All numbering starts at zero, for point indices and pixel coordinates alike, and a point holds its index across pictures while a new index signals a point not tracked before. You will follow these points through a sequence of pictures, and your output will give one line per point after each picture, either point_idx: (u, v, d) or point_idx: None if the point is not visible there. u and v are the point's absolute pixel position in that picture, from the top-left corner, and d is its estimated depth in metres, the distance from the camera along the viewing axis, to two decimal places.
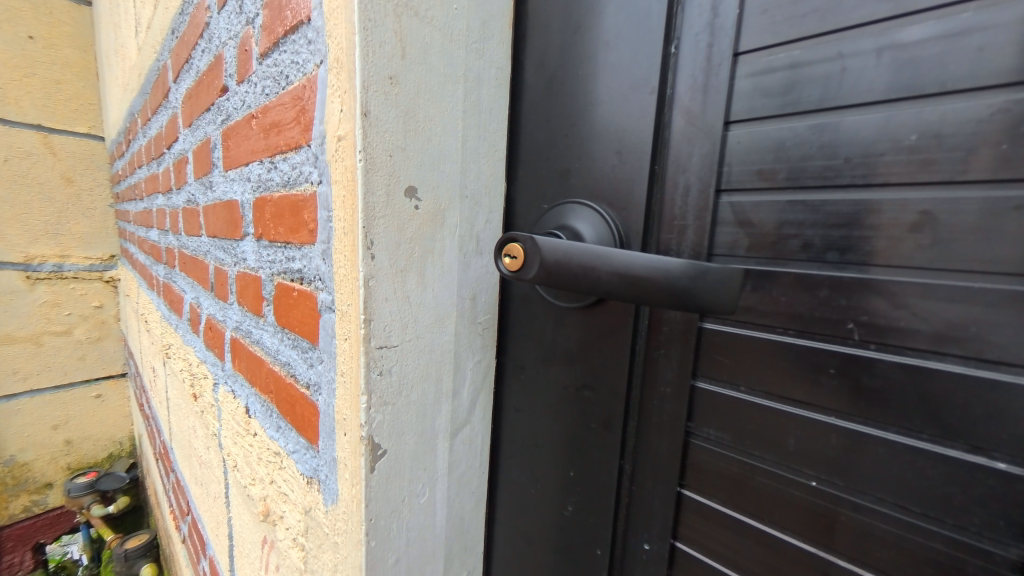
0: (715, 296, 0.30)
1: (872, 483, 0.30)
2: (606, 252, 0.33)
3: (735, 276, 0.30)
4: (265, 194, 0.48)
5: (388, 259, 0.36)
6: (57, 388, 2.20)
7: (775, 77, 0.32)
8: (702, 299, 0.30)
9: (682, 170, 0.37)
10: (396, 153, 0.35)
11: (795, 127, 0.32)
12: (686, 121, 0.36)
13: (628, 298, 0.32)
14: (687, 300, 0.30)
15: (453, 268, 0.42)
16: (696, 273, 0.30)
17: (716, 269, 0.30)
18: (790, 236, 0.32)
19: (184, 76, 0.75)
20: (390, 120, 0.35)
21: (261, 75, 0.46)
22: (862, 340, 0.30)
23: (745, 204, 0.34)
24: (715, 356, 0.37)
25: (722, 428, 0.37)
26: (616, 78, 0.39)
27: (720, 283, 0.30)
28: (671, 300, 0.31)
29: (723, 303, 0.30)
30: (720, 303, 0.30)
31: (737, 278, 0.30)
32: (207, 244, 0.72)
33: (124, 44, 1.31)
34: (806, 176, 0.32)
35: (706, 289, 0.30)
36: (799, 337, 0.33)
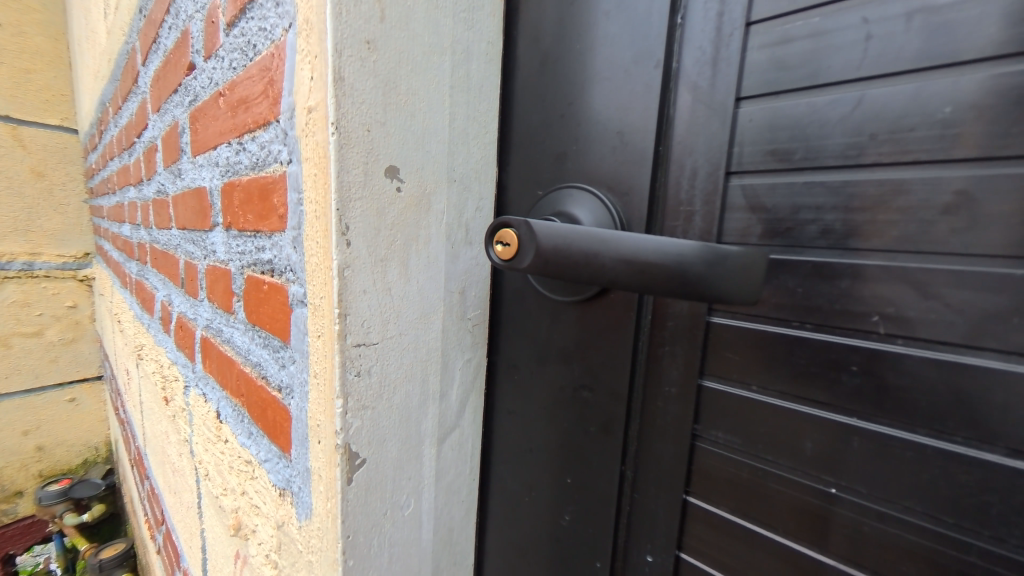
0: (735, 284, 0.27)
1: (897, 490, 0.28)
2: (610, 237, 0.29)
3: (757, 261, 0.27)
4: (233, 178, 0.44)
5: (366, 245, 0.33)
6: (28, 393, 2.08)
7: (791, 48, 0.29)
8: (720, 287, 0.27)
9: (689, 150, 0.34)
10: (375, 129, 0.32)
11: (814, 102, 0.29)
12: (694, 98, 0.34)
13: (634, 287, 0.29)
14: (702, 288, 0.27)
15: (439, 259, 0.38)
16: (712, 258, 0.27)
17: (735, 254, 0.26)
18: (807, 222, 0.30)
19: (152, 58, 0.70)
20: (368, 91, 0.31)
21: (229, 47, 0.42)
22: (888, 334, 0.27)
23: (758, 188, 0.31)
24: (724, 354, 0.34)
25: (731, 431, 0.34)
26: (615, 53, 0.36)
27: (740, 269, 0.27)
28: (683, 290, 0.28)
29: (743, 293, 0.27)
30: (739, 293, 0.27)
31: (757, 264, 0.26)
32: (177, 237, 0.68)
33: (96, 30, 1.24)
34: (826, 156, 0.29)
35: (725, 276, 0.27)
36: (817, 332, 0.30)
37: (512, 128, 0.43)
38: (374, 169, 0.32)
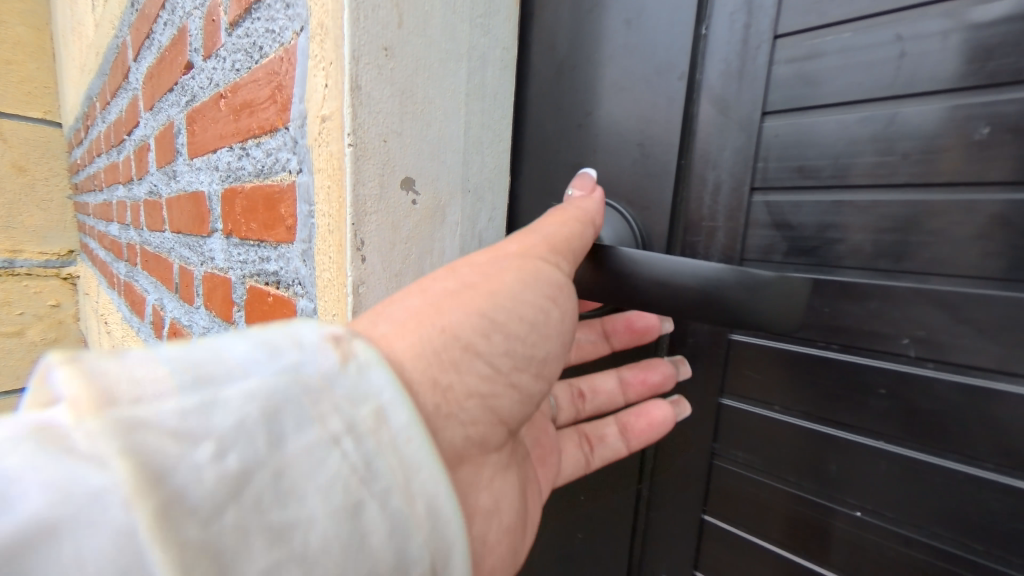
0: (774, 310, 0.27)
1: (926, 516, 0.27)
2: (643, 259, 0.30)
3: (799, 289, 0.26)
4: (235, 184, 0.42)
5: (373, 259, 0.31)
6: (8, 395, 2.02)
7: (820, 63, 0.29)
8: (758, 313, 0.27)
9: (712, 165, 0.33)
10: (390, 138, 0.31)
11: (844, 119, 0.28)
12: (717, 111, 0.33)
13: (667, 309, 0.30)
14: (739, 314, 0.28)
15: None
16: (750, 284, 0.27)
17: (774, 281, 0.27)
18: (835, 241, 0.29)
19: (145, 54, 0.67)
20: (383, 99, 0.30)
21: (231, 48, 0.40)
22: (919, 358, 0.27)
23: (783, 204, 0.31)
24: (745, 372, 0.33)
25: (752, 451, 0.34)
26: (635, 62, 0.35)
27: (780, 296, 0.27)
28: (719, 314, 0.28)
29: (783, 320, 0.27)
30: (779, 320, 0.27)
31: (798, 292, 0.26)
32: (171, 240, 0.65)
33: (82, 22, 1.20)
34: (856, 174, 0.28)
35: (763, 303, 0.27)
36: (843, 353, 0.29)
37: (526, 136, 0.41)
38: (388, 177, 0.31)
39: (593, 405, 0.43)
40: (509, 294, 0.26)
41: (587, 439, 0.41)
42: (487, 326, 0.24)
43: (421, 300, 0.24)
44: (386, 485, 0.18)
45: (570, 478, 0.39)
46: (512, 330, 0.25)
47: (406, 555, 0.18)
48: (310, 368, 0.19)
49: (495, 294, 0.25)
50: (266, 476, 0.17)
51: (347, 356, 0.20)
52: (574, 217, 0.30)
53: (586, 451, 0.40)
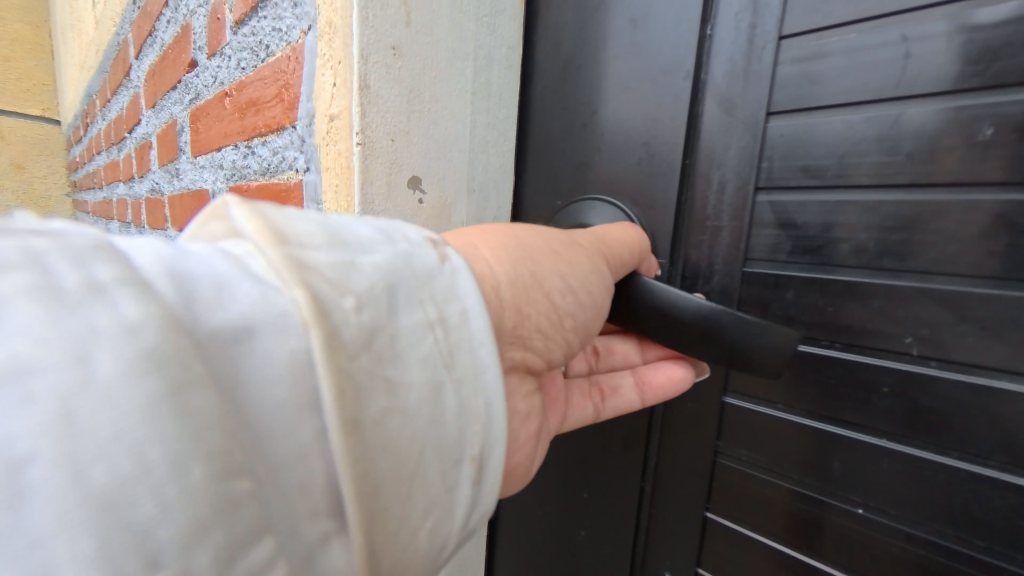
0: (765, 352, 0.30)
1: (928, 512, 0.28)
2: (647, 285, 0.32)
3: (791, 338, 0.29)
4: (241, 182, 0.43)
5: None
6: None
7: (826, 63, 0.29)
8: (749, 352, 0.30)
9: (717, 164, 0.33)
10: (396, 137, 0.31)
11: (849, 119, 0.29)
12: (723, 111, 0.33)
13: (663, 334, 0.33)
14: (732, 348, 0.31)
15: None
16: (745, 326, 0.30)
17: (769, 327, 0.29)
18: (840, 240, 0.29)
19: (147, 52, 0.67)
20: (390, 98, 0.30)
21: (236, 46, 0.40)
22: (921, 356, 0.27)
23: (788, 204, 0.31)
24: None
25: (755, 450, 0.34)
26: (640, 62, 0.35)
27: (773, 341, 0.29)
28: (712, 345, 0.31)
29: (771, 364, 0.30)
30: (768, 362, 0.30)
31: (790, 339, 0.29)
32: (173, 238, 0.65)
33: (82, 19, 1.20)
34: (860, 174, 0.28)
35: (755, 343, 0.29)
36: (847, 351, 0.30)
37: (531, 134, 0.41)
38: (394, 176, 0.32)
39: (607, 364, 0.40)
40: (579, 268, 0.27)
41: (598, 388, 0.37)
42: (538, 287, 0.25)
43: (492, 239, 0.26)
44: (462, 373, 0.20)
45: (573, 427, 0.36)
46: (560, 304, 0.26)
47: (466, 436, 0.20)
48: (416, 259, 0.21)
49: (551, 248, 0.27)
50: (387, 336, 0.18)
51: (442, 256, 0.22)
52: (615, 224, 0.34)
53: (597, 402, 0.37)
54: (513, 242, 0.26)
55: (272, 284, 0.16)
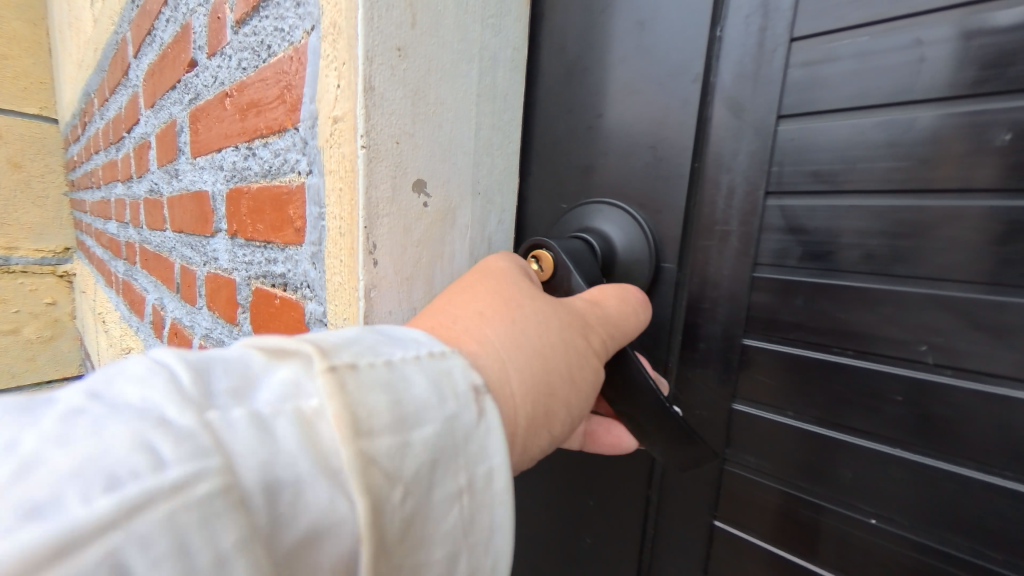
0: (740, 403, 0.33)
1: (940, 523, 0.27)
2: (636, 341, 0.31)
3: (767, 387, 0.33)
4: (241, 184, 0.42)
5: (381, 258, 0.31)
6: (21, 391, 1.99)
7: (837, 66, 0.29)
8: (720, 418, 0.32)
9: (726, 168, 0.33)
10: (401, 139, 0.30)
11: (860, 123, 0.28)
12: (732, 114, 0.33)
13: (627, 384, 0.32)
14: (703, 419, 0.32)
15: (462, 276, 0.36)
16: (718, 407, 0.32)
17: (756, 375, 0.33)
18: (850, 246, 0.29)
19: (146, 51, 0.66)
20: (395, 100, 0.30)
21: (237, 46, 0.40)
22: (935, 365, 0.27)
23: (798, 209, 0.31)
24: (758, 377, 0.33)
25: (764, 457, 0.33)
26: (648, 64, 0.35)
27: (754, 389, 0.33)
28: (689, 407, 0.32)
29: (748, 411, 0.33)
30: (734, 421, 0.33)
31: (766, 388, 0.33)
32: (173, 240, 0.65)
33: (79, 17, 1.19)
34: (871, 180, 0.28)
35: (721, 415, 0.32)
36: (858, 359, 0.29)
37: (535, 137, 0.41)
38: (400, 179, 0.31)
39: None
40: (585, 384, 0.28)
41: None
42: (547, 421, 0.26)
43: (520, 348, 0.25)
44: (477, 539, 0.21)
45: None
46: (559, 418, 0.26)
47: None
48: (459, 421, 0.21)
49: (571, 376, 0.27)
50: (417, 521, 0.19)
51: (482, 411, 0.22)
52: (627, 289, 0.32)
53: None
54: (541, 370, 0.25)
55: (341, 494, 0.17)
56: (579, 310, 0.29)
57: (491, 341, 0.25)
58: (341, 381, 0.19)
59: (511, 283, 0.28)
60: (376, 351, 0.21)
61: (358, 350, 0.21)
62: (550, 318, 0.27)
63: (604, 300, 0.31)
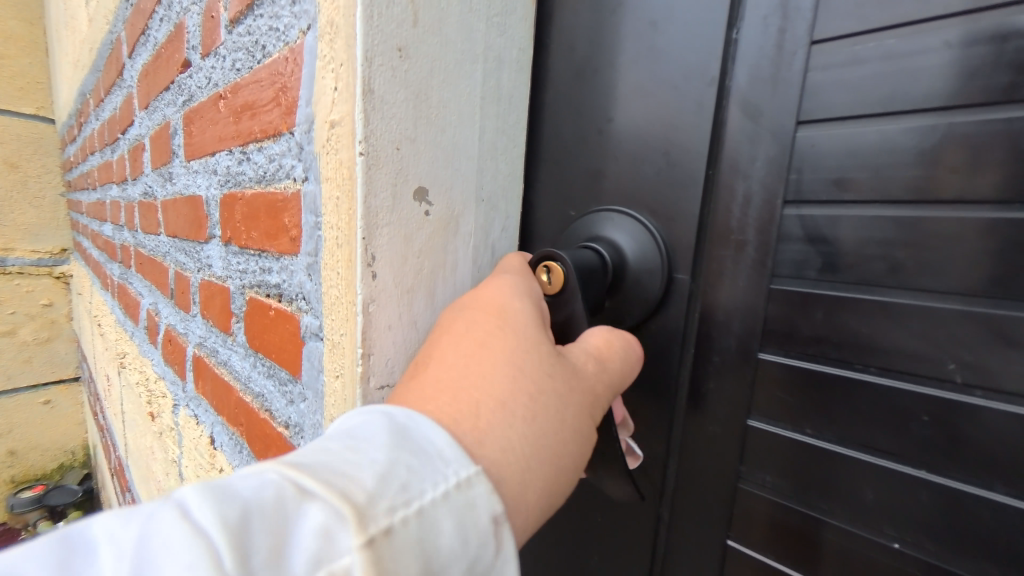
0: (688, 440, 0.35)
1: (972, 551, 0.26)
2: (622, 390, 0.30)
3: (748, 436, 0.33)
4: (235, 189, 0.40)
5: (382, 268, 0.29)
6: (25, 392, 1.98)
7: (860, 70, 0.27)
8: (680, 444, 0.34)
9: (742, 175, 0.32)
10: (402, 144, 0.29)
11: (885, 130, 0.27)
12: (748, 120, 0.31)
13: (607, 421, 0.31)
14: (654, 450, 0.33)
15: (466, 287, 0.34)
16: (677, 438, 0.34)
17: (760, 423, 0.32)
18: (874, 258, 0.27)
19: (141, 51, 0.65)
20: (396, 104, 0.28)
21: (231, 46, 0.38)
22: (966, 384, 0.25)
23: (817, 218, 0.29)
24: (774, 392, 0.32)
25: (781, 477, 0.32)
26: (660, 67, 0.33)
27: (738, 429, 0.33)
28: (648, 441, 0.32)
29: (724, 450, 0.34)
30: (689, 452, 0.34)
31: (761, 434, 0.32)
32: (167, 244, 0.63)
33: (76, 17, 1.17)
34: (897, 189, 0.27)
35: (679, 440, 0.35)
36: (882, 376, 0.28)
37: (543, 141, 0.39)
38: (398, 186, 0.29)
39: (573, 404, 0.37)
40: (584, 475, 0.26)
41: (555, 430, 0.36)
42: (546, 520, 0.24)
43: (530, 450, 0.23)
44: None
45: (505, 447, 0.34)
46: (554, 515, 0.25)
47: None
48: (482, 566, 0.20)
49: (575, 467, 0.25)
50: None
51: (499, 544, 0.21)
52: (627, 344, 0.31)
53: None
54: (553, 463, 0.24)
55: None
56: (590, 380, 0.27)
57: (503, 446, 0.23)
58: (374, 556, 0.18)
59: (531, 349, 0.25)
60: (408, 496, 0.20)
61: (393, 497, 0.19)
62: (565, 401, 0.25)
63: (609, 357, 0.29)
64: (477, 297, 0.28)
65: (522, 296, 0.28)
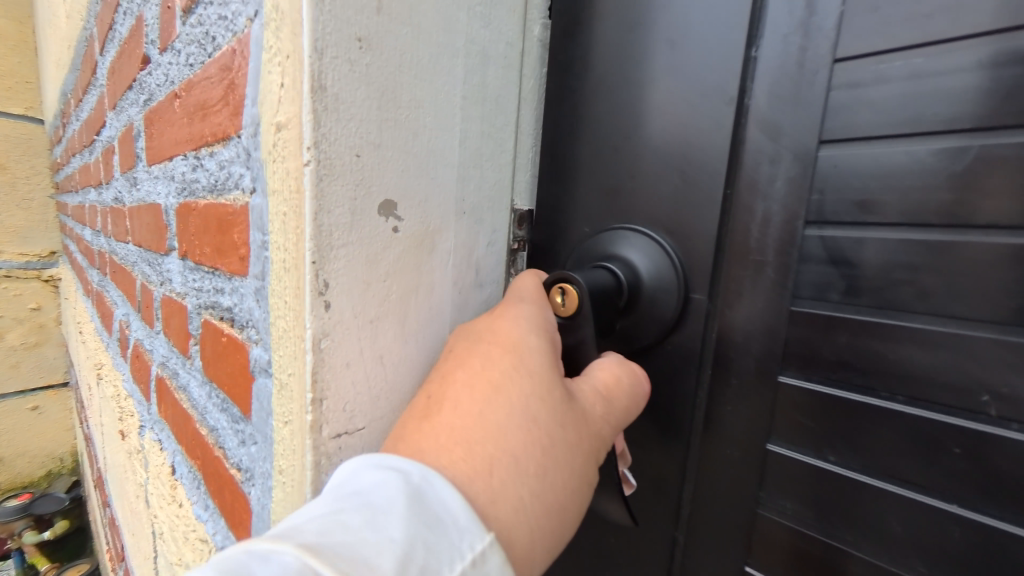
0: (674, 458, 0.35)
1: None
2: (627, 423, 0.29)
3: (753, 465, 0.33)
4: (191, 199, 0.40)
5: (362, 283, 0.29)
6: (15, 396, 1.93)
7: (884, 89, 0.27)
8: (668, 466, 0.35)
9: (761, 195, 0.31)
10: (379, 166, 0.29)
11: (912, 151, 0.26)
12: (768, 138, 0.31)
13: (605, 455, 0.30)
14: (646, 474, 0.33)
15: (442, 311, 0.33)
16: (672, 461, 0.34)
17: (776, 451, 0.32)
18: (902, 282, 0.27)
19: (113, 49, 0.62)
20: (378, 122, 0.28)
21: (186, 39, 0.38)
22: (1002, 418, 0.24)
23: (841, 239, 0.28)
24: (797, 418, 0.31)
25: (804, 504, 0.31)
26: (678, 84, 0.33)
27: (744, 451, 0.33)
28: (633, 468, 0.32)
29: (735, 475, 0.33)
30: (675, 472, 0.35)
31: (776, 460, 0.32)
32: (134, 254, 0.61)
33: (58, 14, 1.13)
34: (927, 213, 0.26)
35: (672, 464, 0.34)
36: (911, 406, 0.27)
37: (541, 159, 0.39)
38: (361, 198, 0.28)
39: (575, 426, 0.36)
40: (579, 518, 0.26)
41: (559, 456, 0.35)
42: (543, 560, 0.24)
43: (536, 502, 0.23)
44: None
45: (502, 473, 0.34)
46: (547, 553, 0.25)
47: None
48: None
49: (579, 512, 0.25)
50: None
51: None
52: (635, 380, 0.30)
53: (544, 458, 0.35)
54: (558, 520, 0.24)
55: None
56: (598, 422, 0.27)
57: (512, 496, 0.22)
58: None
59: (544, 395, 0.24)
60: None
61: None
62: (574, 450, 0.25)
63: (615, 394, 0.28)
64: (491, 330, 0.27)
65: (535, 330, 0.27)
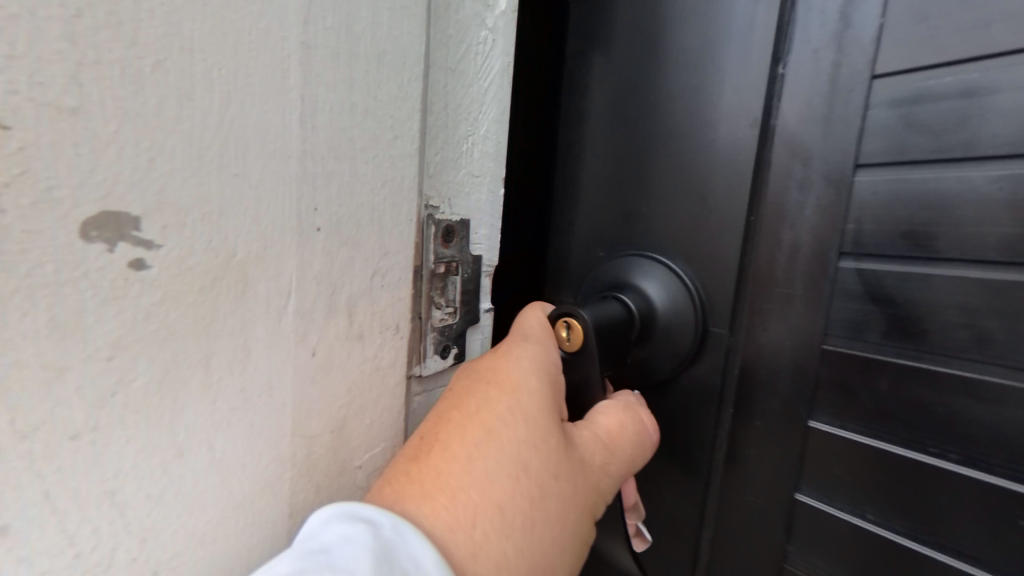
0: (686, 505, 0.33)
1: None
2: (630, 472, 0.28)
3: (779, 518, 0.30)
4: None
5: (22, 370, 0.14)
6: None
7: (931, 108, 0.24)
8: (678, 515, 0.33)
9: (789, 222, 0.29)
10: (81, 142, 0.14)
11: (967, 176, 0.23)
12: (797, 162, 0.28)
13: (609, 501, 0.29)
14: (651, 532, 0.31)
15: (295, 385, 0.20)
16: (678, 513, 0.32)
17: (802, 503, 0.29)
18: (956, 325, 0.24)
19: None
20: (99, 63, 0.14)
21: None
22: None
23: (882, 274, 0.26)
24: (829, 469, 0.28)
25: (839, 566, 0.28)
26: (696, 103, 0.31)
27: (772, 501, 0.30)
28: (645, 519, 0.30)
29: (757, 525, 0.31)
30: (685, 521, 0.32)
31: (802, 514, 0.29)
32: None
33: None
34: (985, 248, 0.23)
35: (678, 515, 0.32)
36: (965, 466, 0.24)
37: (480, 159, 0.28)
38: (0, 182, 0.13)
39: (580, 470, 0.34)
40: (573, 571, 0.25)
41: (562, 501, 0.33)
42: None
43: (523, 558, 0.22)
44: None
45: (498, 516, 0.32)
46: None
47: None
48: None
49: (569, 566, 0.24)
50: None
51: None
52: (640, 425, 0.29)
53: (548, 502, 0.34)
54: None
55: None
56: (596, 472, 0.26)
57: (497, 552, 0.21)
58: None
59: (539, 443, 0.24)
60: None
61: None
62: (567, 502, 0.24)
63: (618, 441, 0.27)
64: (492, 369, 0.26)
65: (539, 372, 0.26)
